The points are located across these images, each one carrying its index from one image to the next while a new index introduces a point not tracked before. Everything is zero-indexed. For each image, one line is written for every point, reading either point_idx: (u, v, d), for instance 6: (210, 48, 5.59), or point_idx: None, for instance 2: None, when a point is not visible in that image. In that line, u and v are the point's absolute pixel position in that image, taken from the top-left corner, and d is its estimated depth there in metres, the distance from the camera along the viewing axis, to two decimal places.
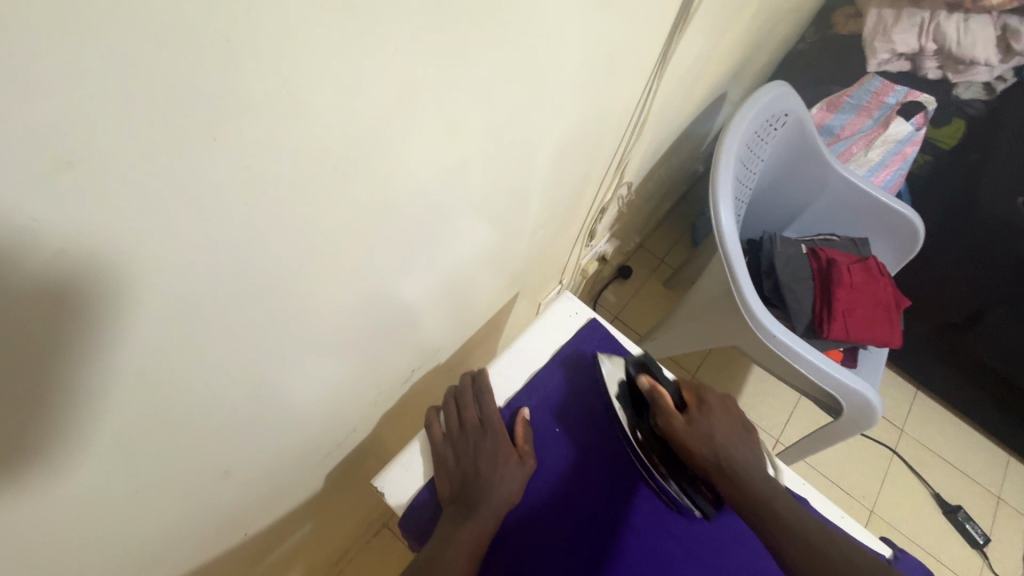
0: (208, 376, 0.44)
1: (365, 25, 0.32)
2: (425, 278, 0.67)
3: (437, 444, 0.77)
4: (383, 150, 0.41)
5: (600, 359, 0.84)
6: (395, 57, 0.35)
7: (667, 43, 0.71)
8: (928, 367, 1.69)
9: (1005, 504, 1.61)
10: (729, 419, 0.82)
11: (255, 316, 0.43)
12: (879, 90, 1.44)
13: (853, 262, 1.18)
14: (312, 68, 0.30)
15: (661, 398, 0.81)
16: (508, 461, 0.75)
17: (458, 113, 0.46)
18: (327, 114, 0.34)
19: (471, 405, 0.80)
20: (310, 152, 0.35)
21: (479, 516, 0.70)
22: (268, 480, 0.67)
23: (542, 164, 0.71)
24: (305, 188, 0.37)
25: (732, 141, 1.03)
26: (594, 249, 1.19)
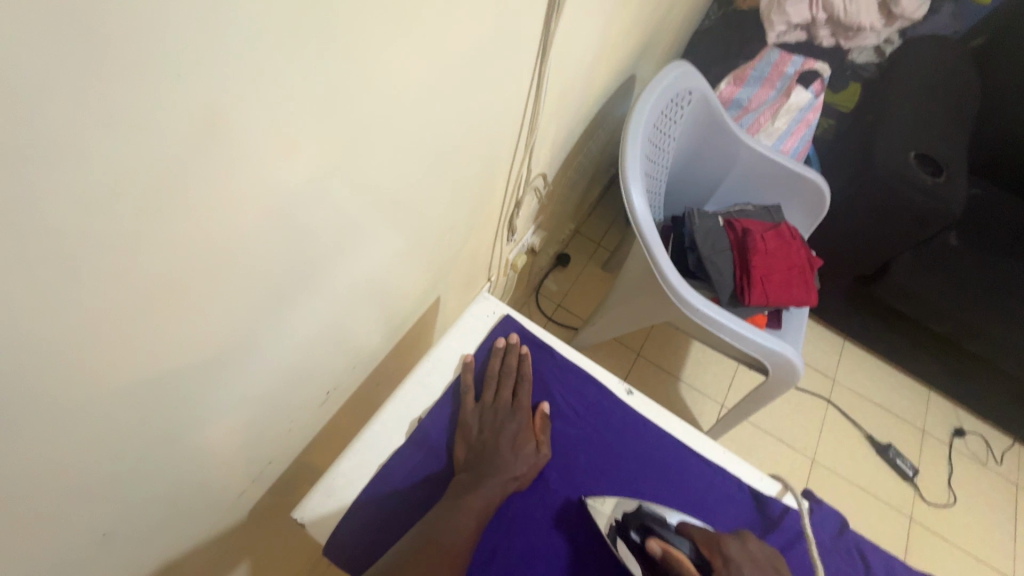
0: (48, 442, 0.39)
1: (135, 58, 0.29)
2: (324, 300, 0.63)
3: (467, 413, 0.78)
4: (213, 183, 0.38)
5: (589, 503, 0.74)
6: (192, 86, 0.32)
7: (545, 32, 0.70)
8: (850, 318, 1.79)
9: (930, 436, 1.74)
10: (760, 567, 0.69)
11: (91, 376, 0.39)
12: (778, 62, 1.51)
13: (766, 230, 1.23)
14: (64, 103, 0.27)
15: (679, 565, 0.66)
16: (525, 445, 0.76)
17: (307, 133, 0.43)
18: (114, 154, 0.31)
19: (505, 384, 0.81)
20: (103, 198, 0.32)
21: (486, 487, 0.70)
22: (176, 528, 0.62)
23: (440, 170, 0.69)
24: (108, 236, 0.34)
25: (637, 124, 1.05)
26: (519, 243, 1.18)
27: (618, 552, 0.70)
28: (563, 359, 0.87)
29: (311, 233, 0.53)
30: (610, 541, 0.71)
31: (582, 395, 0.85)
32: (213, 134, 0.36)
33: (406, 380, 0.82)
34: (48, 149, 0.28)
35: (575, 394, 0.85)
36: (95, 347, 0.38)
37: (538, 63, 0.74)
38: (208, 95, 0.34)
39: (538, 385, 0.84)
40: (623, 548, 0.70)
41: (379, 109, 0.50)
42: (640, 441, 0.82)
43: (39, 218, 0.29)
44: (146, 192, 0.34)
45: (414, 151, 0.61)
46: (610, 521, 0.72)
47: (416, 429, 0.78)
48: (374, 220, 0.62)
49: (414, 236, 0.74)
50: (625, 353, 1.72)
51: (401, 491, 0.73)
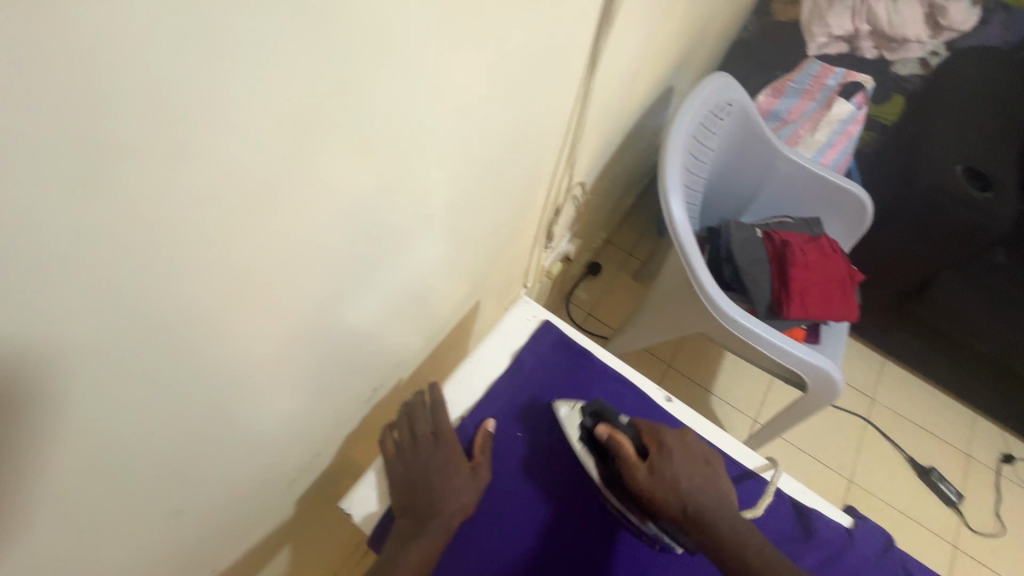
0: (140, 419, 0.42)
1: (255, 65, 0.32)
2: (377, 297, 0.65)
3: (392, 462, 0.72)
4: (298, 179, 0.41)
5: (558, 404, 0.80)
6: (293, 91, 0.35)
7: (595, 43, 0.72)
8: (889, 336, 1.74)
9: (976, 461, 1.67)
10: (694, 458, 0.75)
11: (181, 358, 0.42)
12: (819, 74, 1.52)
13: (805, 242, 1.21)
14: (195, 105, 0.30)
15: (621, 449, 0.74)
16: (462, 474, 0.72)
17: (378, 135, 0.46)
18: (226, 151, 0.33)
19: (423, 420, 0.75)
20: (213, 191, 0.35)
21: (427, 533, 0.67)
22: (232, 516, 0.65)
23: (487, 176, 0.71)
24: (212, 227, 0.36)
25: (677, 133, 1.06)
26: (554, 250, 1.20)
27: (572, 442, 0.77)
28: (601, 365, 0.88)
29: (372, 232, 0.55)
30: (569, 435, 0.78)
31: (619, 401, 0.85)
32: (305, 135, 0.39)
33: (446, 382, 0.83)
34: (178, 146, 0.30)
35: (613, 400, 0.85)
36: (188, 330, 0.41)
37: (585, 72, 0.76)
38: (306, 98, 0.36)
39: (576, 389, 0.85)
40: (578, 439, 0.77)
41: (438, 114, 0.52)
42: None
43: (157, 212, 0.32)
44: (238, 189, 0.36)
45: (466, 155, 0.63)
46: (573, 420, 0.79)
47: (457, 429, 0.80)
48: (426, 223, 0.65)
49: (459, 240, 0.76)
50: (655, 364, 1.71)
51: None
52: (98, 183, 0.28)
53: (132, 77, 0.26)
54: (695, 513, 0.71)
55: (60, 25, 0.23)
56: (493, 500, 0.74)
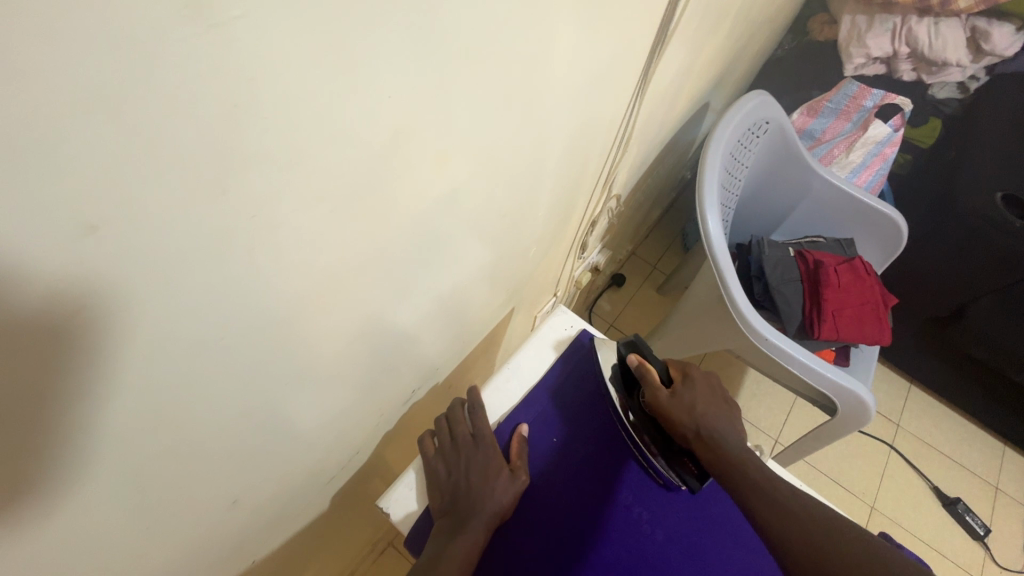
0: (215, 412, 0.43)
1: (361, 81, 0.33)
2: (424, 302, 0.66)
3: (435, 461, 0.75)
4: (377, 190, 0.42)
5: (597, 339, 0.87)
6: (388, 104, 0.36)
7: (648, 63, 0.74)
8: (918, 361, 1.71)
9: (1004, 494, 1.63)
10: (713, 398, 0.84)
11: (256, 355, 0.43)
12: (856, 94, 1.48)
13: (839, 263, 1.20)
14: (307, 117, 0.31)
15: (648, 373, 0.82)
16: (498, 473, 0.73)
17: (451, 146, 0.47)
18: (325, 160, 0.35)
19: (463, 422, 0.79)
20: (310, 199, 0.36)
21: (467, 532, 0.67)
22: (274, 511, 0.66)
23: (536, 187, 0.72)
24: (304, 230, 0.37)
25: (716, 149, 1.06)
26: (586, 260, 1.20)
27: (606, 375, 0.83)
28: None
29: (432, 238, 0.56)
30: (602, 371, 0.84)
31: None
32: (392, 147, 0.40)
33: (483, 388, 0.84)
34: (288, 155, 0.32)
35: None
36: (268, 329, 0.42)
37: (636, 87, 0.77)
38: (398, 111, 0.37)
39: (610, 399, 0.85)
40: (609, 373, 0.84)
41: (504, 126, 0.53)
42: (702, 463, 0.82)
43: (262, 215, 0.33)
44: (327, 198, 0.37)
45: (521, 168, 0.64)
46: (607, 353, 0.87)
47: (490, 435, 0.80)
48: (475, 235, 0.66)
49: (503, 249, 0.77)
50: None
51: None
52: (223, 188, 0.29)
53: (259, 92, 0.27)
54: (708, 433, 0.78)
55: (209, 43, 0.24)
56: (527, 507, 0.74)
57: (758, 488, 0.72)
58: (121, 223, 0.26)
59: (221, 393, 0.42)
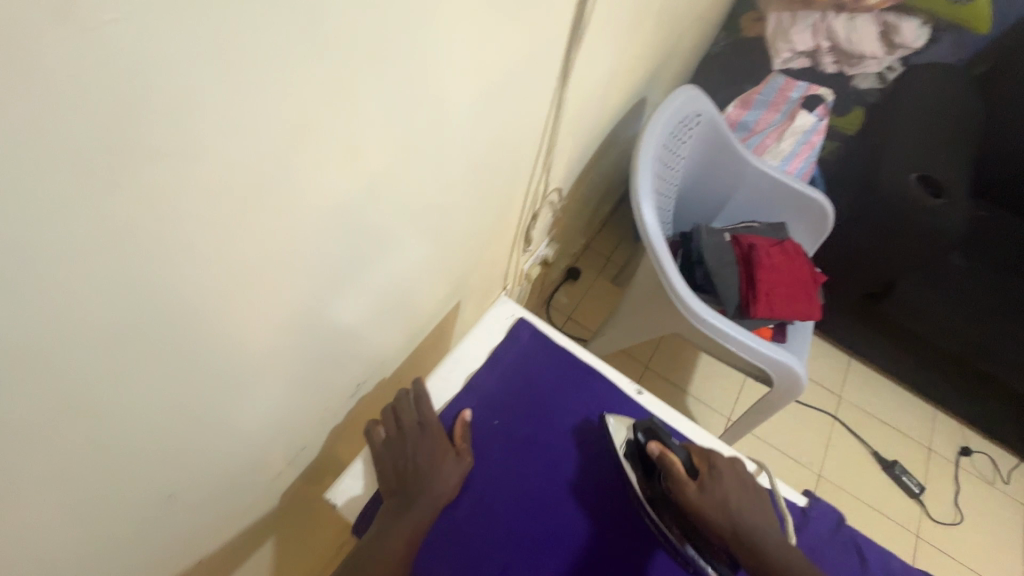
0: (142, 406, 0.44)
1: (253, 75, 0.34)
2: (359, 296, 0.68)
3: (380, 453, 0.76)
4: (290, 182, 0.43)
5: (607, 420, 0.83)
6: (287, 98, 0.38)
7: (566, 58, 0.77)
8: (855, 337, 1.81)
9: (937, 454, 1.75)
10: (743, 485, 0.78)
11: (180, 349, 0.44)
12: (783, 87, 1.60)
13: (771, 246, 1.28)
14: (200, 111, 0.33)
15: (672, 466, 0.77)
16: (443, 458, 0.75)
17: (363, 139, 0.49)
18: (228, 153, 0.36)
19: (409, 410, 0.79)
20: (216, 192, 0.37)
21: (411, 514, 0.71)
22: (225, 510, 0.67)
23: (467, 182, 0.75)
24: (215, 222, 0.39)
25: (649, 141, 1.11)
26: (534, 254, 1.24)
27: (619, 453, 0.80)
28: (571, 356, 0.87)
29: (358, 230, 0.58)
30: (618, 450, 0.81)
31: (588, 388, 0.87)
32: (300, 139, 0.41)
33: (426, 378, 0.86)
34: (186, 149, 0.33)
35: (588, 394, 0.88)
36: (191, 323, 0.43)
37: (559, 85, 0.81)
38: (300, 104, 0.39)
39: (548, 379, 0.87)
40: (624, 451, 0.81)
41: (422, 123, 0.56)
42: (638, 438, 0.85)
43: (167, 207, 0.35)
44: (235, 195, 0.39)
45: (447, 162, 0.67)
46: (621, 433, 0.83)
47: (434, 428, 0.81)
48: (409, 229, 0.69)
49: (441, 243, 0.80)
50: (633, 365, 1.77)
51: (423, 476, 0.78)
52: (119, 181, 0.31)
53: (147, 94, 0.29)
54: (737, 524, 0.74)
55: (88, 44, 0.26)
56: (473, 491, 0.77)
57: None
58: (10, 213, 0.27)
59: (145, 388, 0.43)
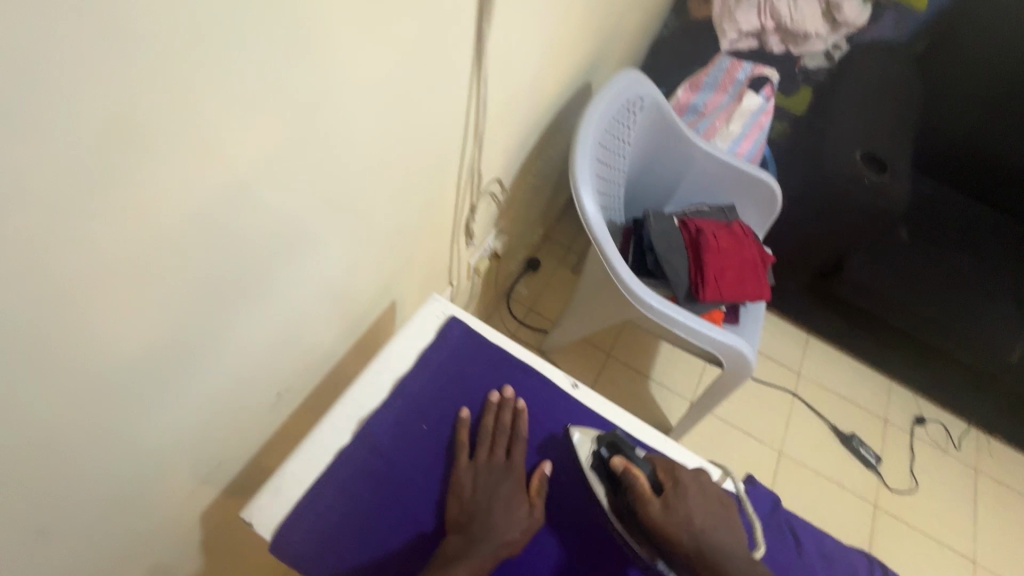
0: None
1: (26, 64, 0.31)
2: (264, 305, 0.64)
3: (458, 476, 0.66)
4: (123, 182, 0.40)
5: (570, 429, 0.73)
6: (85, 89, 0.34)
7: (479, 42, 0.73)
8: (811, 314, 1.84)
9: (892, 424, 1.80)
10: (709, 500, 0.68)
11: (20, 375, 0.40)
12: (729, 68, 1.58)
13: (718, 228, 1.27)
14: None
15: (636, 482, 0.67)
16: (517, 506, 0.65)
17: (217, 134, 0.45)
18: (21, 154, 0.33)
19: (489, 436, 0.69)
20: (12, 197, 0.34)
21: (477, 555, 0.59)
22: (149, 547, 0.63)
23: (387, 176, 0.73)
24: (25, 232, 0.35)
25: (587, 129, 1.09)
26: (481, 248, 1.22)
27: (585, 468, 0.69)
28: (507, 354, 0.77)
29: (242, 232, 0.54)
30: (583, 464, 0.70)
31: (527, 390, 0.76)
32: (120, 134, 0.38)
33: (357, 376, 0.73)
34: None
35: None
36: (28, 345, 0.40)
37: (481, 72, 0.79)
38: (108, 96, 0.36)
39: (482, 381, 0.74)
40: (591, 465, 0.70)
41: (310, 113, 0.53)
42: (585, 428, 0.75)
43: None
44: (64, 193, 0.36)
45: (350, 156, 0.63)
46: (586, 446, 0.72)
47: (338, 457, 0.66)
48: (316, 230, 0.65)
49: (366, 243, 0.77)
50: (596, 354, 1.77)
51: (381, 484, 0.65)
52: None
53: None
54: (705, 547, 0.64)
55: None
56: (391, 532, 0.62)
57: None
58: None
59: None
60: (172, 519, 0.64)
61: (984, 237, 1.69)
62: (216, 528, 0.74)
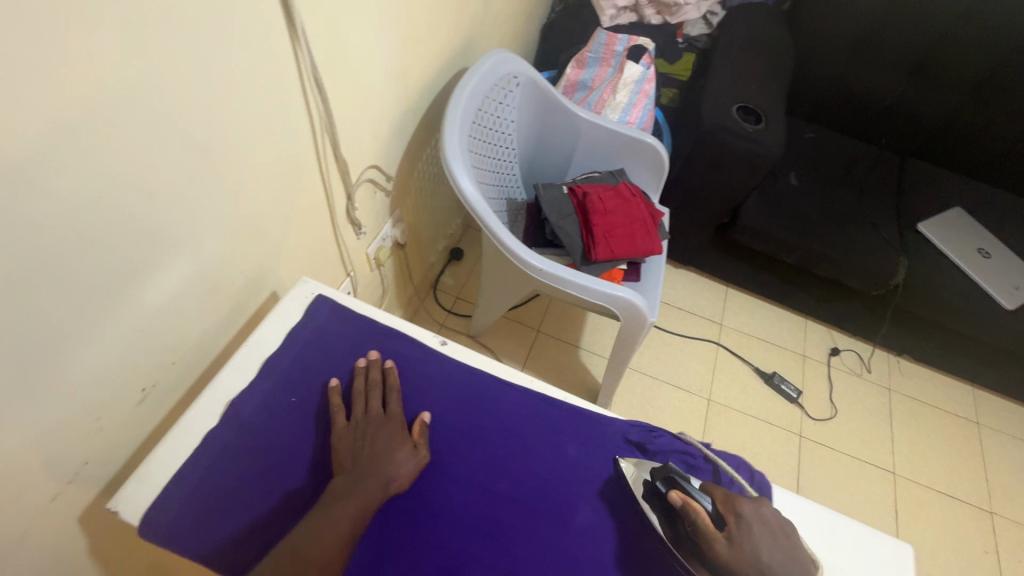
0: None
1: None
2: (106, 308, 0.65)
3: (338, 434, 0.70)
4: None
5: (617, 461, 0.76)
6: None
7: (299, 33, 0.76)
8: (724, 266, 1.95)
9: (811, 358, 1.91)
10: (774, 533, 0.66)
11: None
12: (608, 41, 1.66)
13: (605, 191, 1.34)
14: None
15: (695, 516, 0.67)
16: (398, 450, 0.70)
17: None
18: None
19: (369, 391, 0.74)
20: None
21: (359, 497, 0.65)
22: (16, 560, 0.64)
23: (231, 166, 0.75)
24: None
25: (455, 110, 1.14)
26: (378, 237, 1.25)
27: (639, 500, 0.72)
28: (374, 324, 0.83)
29: (48, 234, 0.55)
30: (636, 495, 0.73)
31: (395, 353, 0.80)
32: None
33: (225, 365, 0.76)
34: None
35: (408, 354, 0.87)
36: None
37: (321, 58, 0.83)
38: None
39: (350, 351, 0.79)
40: (644, 498, 0.72)
41: (108, 103, 0.56)
42: (453, 383, 0.79)
43: None
44: None
45: (168, 150, 0.65)
46: (638, 478, 0.74)
47: (205, 438, 0.70)
48: (148, 228, 0.67)
49: (222, 237, 0.79)
50: (525, 331, 1.82)
51: (253, 455, 0.69)
52: None
53: None
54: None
55: None
56: (260, 499, 0.66)
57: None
58: None
59: None
60: (42, 526, 0.65)
61: (863, 172, 1.82)
62: (102, 532, 0.75)
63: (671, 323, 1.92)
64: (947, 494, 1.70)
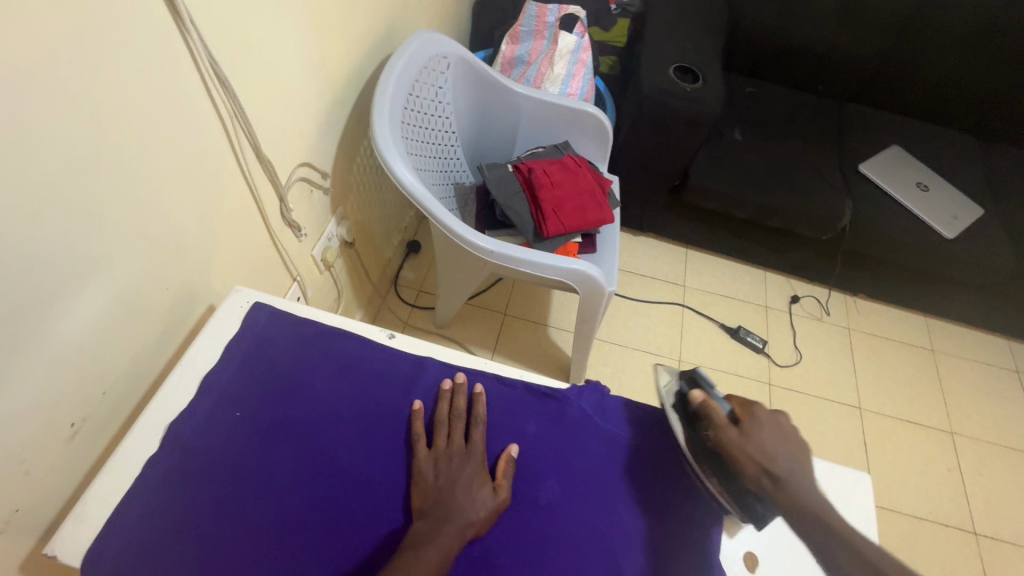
0: None
1: None
2: (18, 352, 0.61)
3: (422, 467, 0.69)
4: None
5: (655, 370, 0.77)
6: None
7: (195, 37, 0.71)
8: (681, 228, 1.96)
9: (773, 309, 1.96)
10: (783, 436, 0.70)
11: None
12: (539, 13, 1.63)
13: (549, 165, 1.33)
14: None
15: (715, 413, 0.70)
16: (482, 487, 0.69)
17: None
18: None
19: (451, 424, 0.73)
20: None
21: (442, 537, 0.64)
22: None
23: (137, 182, 0.70)
24: None
25: (381, 98, 1.10)
26: (321, 239, 1.21)
27: (665, 404, 0.75)
28: (315, 326, 0.80)
29: None
30: (663, 400, 0.75)
31: (342, 354, 0.78)
32: None
33: (160, 391, 0.73)
34: None
35: None
36: None
37: (225, 58, 0.78)
38: None
39: (293, 357, 0.76)
40: (669, 403, 0.75)
41: None
42: (402, 377, 0.78)
43: None
44: None
45: (63, 179, 0.60)
46: (666, 384, 0.77)
47: (149, 465, 0.67)
48: (53, 264, 0.62)
49: (142, 259, 0.74)
50: (491, 317, 1.80)
51: (203, 475, 0.67)
52: None
53: None
54: (775, 474, 0.66)
55: None
56: (209, 524, 0.64)
57: (828, 547, 0.62)
58: None
59: None
60: None
61: (803, 121, 1.86)
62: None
63: (636, 290, 1.94)
64: (912, 421, 1.78)
